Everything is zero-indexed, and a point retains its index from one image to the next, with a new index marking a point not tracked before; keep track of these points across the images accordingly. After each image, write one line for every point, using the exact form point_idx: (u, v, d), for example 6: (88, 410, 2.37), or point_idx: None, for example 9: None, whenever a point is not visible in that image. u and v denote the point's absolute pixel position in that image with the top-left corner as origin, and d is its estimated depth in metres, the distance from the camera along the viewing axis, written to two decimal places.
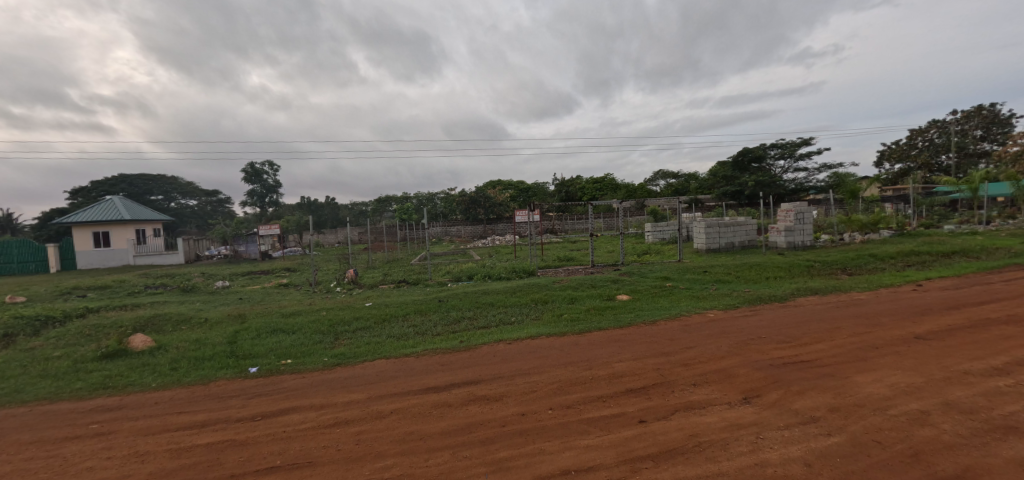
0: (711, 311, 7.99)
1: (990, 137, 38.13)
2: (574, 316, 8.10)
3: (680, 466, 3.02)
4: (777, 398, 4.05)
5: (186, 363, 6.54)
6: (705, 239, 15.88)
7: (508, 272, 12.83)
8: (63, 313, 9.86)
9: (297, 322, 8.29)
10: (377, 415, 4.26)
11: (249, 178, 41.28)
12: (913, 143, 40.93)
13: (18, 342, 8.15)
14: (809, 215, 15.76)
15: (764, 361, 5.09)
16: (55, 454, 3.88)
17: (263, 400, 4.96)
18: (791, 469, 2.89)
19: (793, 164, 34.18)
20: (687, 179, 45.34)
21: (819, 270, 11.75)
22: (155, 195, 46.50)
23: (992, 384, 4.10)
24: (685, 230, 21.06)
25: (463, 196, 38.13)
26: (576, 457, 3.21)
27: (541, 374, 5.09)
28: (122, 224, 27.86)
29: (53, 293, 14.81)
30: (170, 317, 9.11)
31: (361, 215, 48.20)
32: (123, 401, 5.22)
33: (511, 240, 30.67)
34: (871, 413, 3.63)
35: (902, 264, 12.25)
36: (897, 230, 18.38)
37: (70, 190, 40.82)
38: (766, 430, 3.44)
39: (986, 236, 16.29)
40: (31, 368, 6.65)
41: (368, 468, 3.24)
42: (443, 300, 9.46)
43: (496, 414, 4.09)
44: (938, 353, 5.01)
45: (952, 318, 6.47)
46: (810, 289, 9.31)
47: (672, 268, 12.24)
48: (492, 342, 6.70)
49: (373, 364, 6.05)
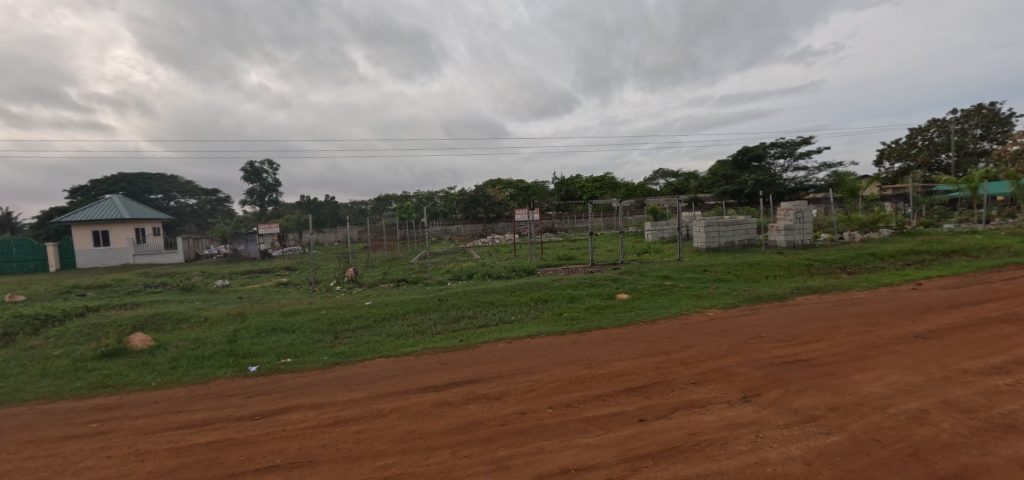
0: (711, 310, 8.00)
1: (990, 136, 37.98)
2: (574, 315, 8.10)
3: (681, 464, 3.02)
4: (776, 396, 4.06)
5: (186, 362, 6.53)
6: (705, 238, 15.87)
7: (508, 271, 12.83)
8: (62, 311, 9.85)
9: (297, 321, 8.29)
10: (377, 413, 4.26)
11: (248, 176, 41.23)
12: (913, 142, 40.91)
13: (17, 341, 8.14)
14: (808, 214, 15.75)
15: (764, 360, 5.09)
16: (55, 453, 3.88)
17: (263, 399, 4.96)
18: (791, 468, 2.89)
19: (793, 163, 34.16)
20: (687, 178, 45.34)
21: (819, 269, 11.76)
22: (155, 194, 46.50)
23: (991, 383, 4.10)
24: (685, 228, 21.08)
25: (462, 194, 38.12)
26: (576, 455, 3.21)
27: (541, 373, 5.09)
28: (121, 223, 27.83)
29: (53, 292, 14.80)
30: (170, 316, 9.11)
31: (361, 214, 48.18)
32: (123, 400, 5.21)
33: (511, 239, 30.68)
34: (870, 412, 3.63)
35: (902, 263, 12.26)
36: (897, 229, 18.37)
37: (70, 189, 40.81)
38: (766, 429, 3.44)
39: (986, 235, 16.27)
40: (30, 367, 6.65)
41: (368, 467, 3.24)
42: (443, 299, 9.46)
43: (496, 413, 4.10)
44: (937, 352, 5.01)
45: (951, 317, 6.48)
46: (810, 288, 9.31)
47: (672, 267, 12.25)
48: (492, 341, 6.70)
49: (372, 363, 6.05)
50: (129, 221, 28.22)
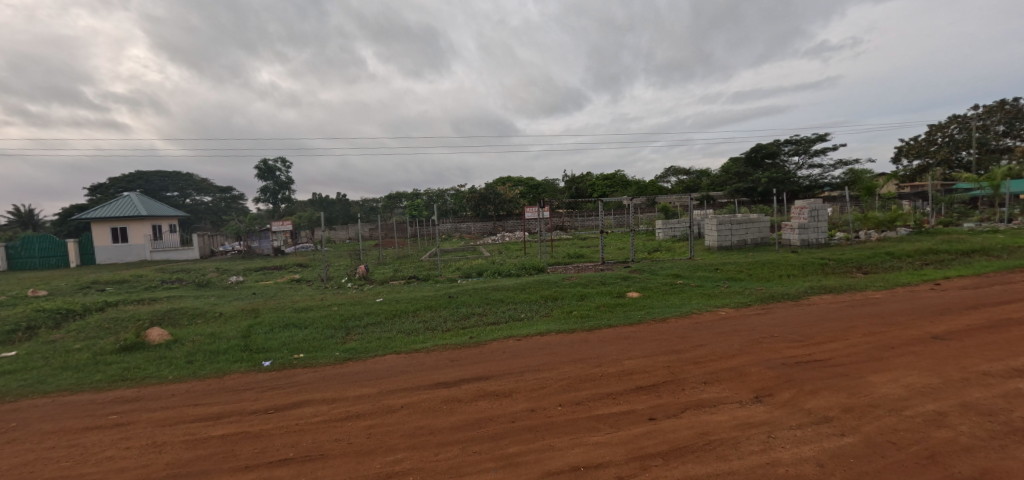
0: (723, 309, 7.91)
1: (1013, 132, 37.10)
2: (583, 313, 8.09)
3: (690, 463, 3.01)
4: (789, 397, 4.01)
5: (202, 356, 6.68)
6: (717, 237, 15.70)
7: (517, 269, 12.86)
8: (82, 306, 10.11)
9: (310, 317, 8.43)
10: (388, 409, 4.30)
11: (261, 174, 41.80)
12: (933, 139, 40.01)
13: (39, 335, 8.38)
14: (823, 212, 15.47)
15: (776, 360, 5.03)
16: (76, 444, 4.00)
17: (276, 393, 5.03)
18: (803, 469, 2.86)
19: (808, 161, 33.61)
20: (698, 176, 44.92)
21: (833, 268, 11.57)
22: (170, 191, 47.57)
23: (1012, 385, 4.00)
24: (696, 227, 20.94)
25: (472, 192, 38.18)
26: (585, 453, 3.22)
27: (551, 371, 5.10)
28: (139, 220, 28.52)
29: (73, 287, 15.20)
30: (185, 310, 9.29)
31: (372, 212, 48.68)
32: (140, 394, 5.34)
33: (520, 238, 30.74)
34: (886, 414, 3.57)
35: (919, 262, 12.00)
36: (915, 228, 18.01)
37: (90, 187, 41.97)
38: (778, 430, 3.41)
39: (1008, 234, 15.82)
40: (53, 359, 6.85)
41: (379, 461, 3.28)
42: (452, 296, 9.51)
43: (506, 409, 4.11)
44: (955, 354, 4.91)
45: (970, 318, 6.32)
46: (824, 287, 9.15)
47: (683, 265, 12.15)
48: (503, 338, 6.73)
49: (383, 359, 6.11)
50: (146, 218, 28.89)
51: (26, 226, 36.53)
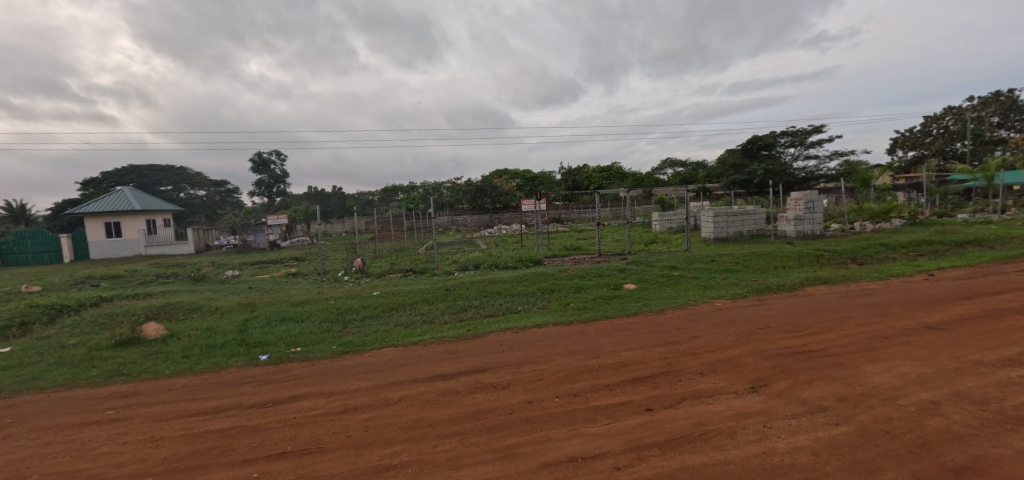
0: (720, 301, 7.95)
1: (1007, 124, 37.51)
2: (581, 305, 8.10)
3: (687, 453, 3.03)
4: (785, 387, 4.04)
5: (198, 350, 6.66)
6: (713, 229, 15.71)
7: (514, 261, 12.85)
8: (77, 301, 10.05)
9: (305, 311, 8.39)
10: (385, 402, 4.31)
11: (255, 168, 41.39)
12: (927, 130, 40.14)
13: (34, 330, 8.33)
14: (819, 203, 15.49)
15: (772, 350, 5.06)
16: (73, 439, 3.98)
17: (274, 386, 5.04)
18: (800, 458, 2.88)
19: (804, 152, 33.60)
20: (694, 168, 45.07)
21: (828, 259, 11.64)
22: (165, 185, 47.22)
23: (1004, 374, 4.04)
24: (692, 219, 20.96)
25: (468, 185, 38.20)
26: (583, 444, 3.23)
27: (549, 362, 5.12)
28: (132, 215, 28.19)
29: (66, 283, 15.02)
30: (181, 305, 9.22)
31: (368, 205, 48.94)
32: (138, 388, 5.32)
33: (517, 230, 30.84)
34: (880, 403, 3.60)
35: (914, 253, 12.10)
36: (909, 219, 18.11)
37: (82, 182, 41.54)
38: (774, 419, 3.43)
39: (1000, 225, 15.91)
40: (48, 355, 6.84)
41: (378, 454, 3.29)
42: (449, 289, 9.48)
43: (502, 402, 4.12)
44: (949, 344, 4.95)
45: (964, 308, 6.38)
46: (820, 278, 9.20)
47: (679, 257, 12.19)
48: (500, 331, 6.72)
49: (379, 352, 6.11)
50: (140, 213, 28.52)
51: (19, 221, 36.01)
